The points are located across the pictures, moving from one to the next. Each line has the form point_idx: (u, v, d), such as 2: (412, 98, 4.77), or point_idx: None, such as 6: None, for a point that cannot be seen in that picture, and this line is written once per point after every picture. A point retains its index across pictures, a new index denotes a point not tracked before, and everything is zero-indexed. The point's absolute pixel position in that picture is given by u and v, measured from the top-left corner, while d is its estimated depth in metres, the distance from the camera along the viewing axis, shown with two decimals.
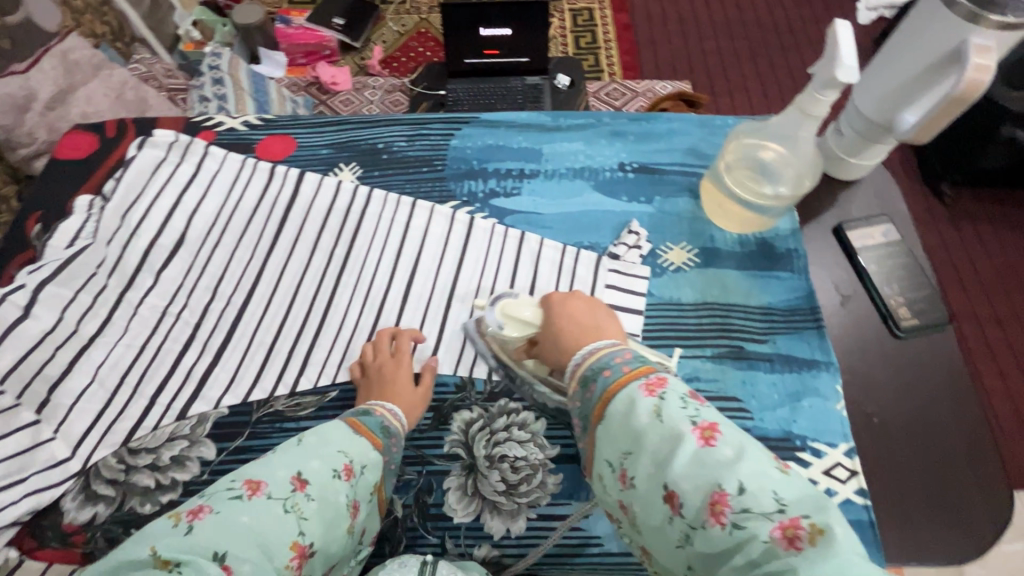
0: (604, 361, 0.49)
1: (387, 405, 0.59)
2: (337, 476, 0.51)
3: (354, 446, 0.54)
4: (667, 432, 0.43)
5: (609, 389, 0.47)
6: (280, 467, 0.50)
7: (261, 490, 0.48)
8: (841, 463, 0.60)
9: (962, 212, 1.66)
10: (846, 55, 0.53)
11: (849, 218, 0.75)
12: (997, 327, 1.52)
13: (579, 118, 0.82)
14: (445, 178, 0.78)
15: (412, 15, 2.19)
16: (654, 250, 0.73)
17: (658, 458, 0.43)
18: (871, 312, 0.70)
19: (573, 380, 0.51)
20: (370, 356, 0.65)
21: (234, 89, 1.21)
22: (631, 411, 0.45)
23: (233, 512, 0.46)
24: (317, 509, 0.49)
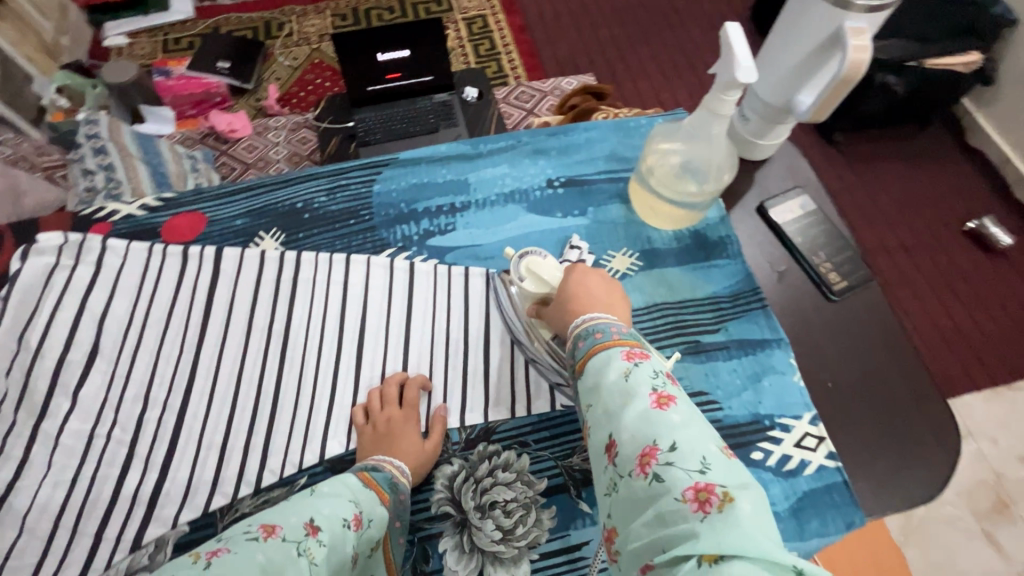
0: (597, 326, 0.51)
1: (396, 461, 0.57)
2: (347, 525, 0.49)
3: (364, 497, 0.52)
4: (625, 389, 0.45)
5: (592, 348, 0.50)
6: (294, 513, 0.48)
7: (276, 533, 0.46)
8: (808, 432, 0.63)
9: (857, 156, 1.82)
10: (742, 55, 0.54)
11: (768, 196, 0.79)
12: (908, 252, 1.69)
13: (499, 141, 0.82)
14: (375, 226, 0.75)
15: (302, 46, 2.11)
16: (598, 261, 0.73)
17: (610, 410, 0.45)
18: (806, 282, 0.74)
19: (568, 336, 0.53)
20: (378, 403, 0.63)
21: (121, 157, 1.11)
22: (603, 368, 0.48)
23: (249, 551, 0.44)
24: (326, 557, 0.46)
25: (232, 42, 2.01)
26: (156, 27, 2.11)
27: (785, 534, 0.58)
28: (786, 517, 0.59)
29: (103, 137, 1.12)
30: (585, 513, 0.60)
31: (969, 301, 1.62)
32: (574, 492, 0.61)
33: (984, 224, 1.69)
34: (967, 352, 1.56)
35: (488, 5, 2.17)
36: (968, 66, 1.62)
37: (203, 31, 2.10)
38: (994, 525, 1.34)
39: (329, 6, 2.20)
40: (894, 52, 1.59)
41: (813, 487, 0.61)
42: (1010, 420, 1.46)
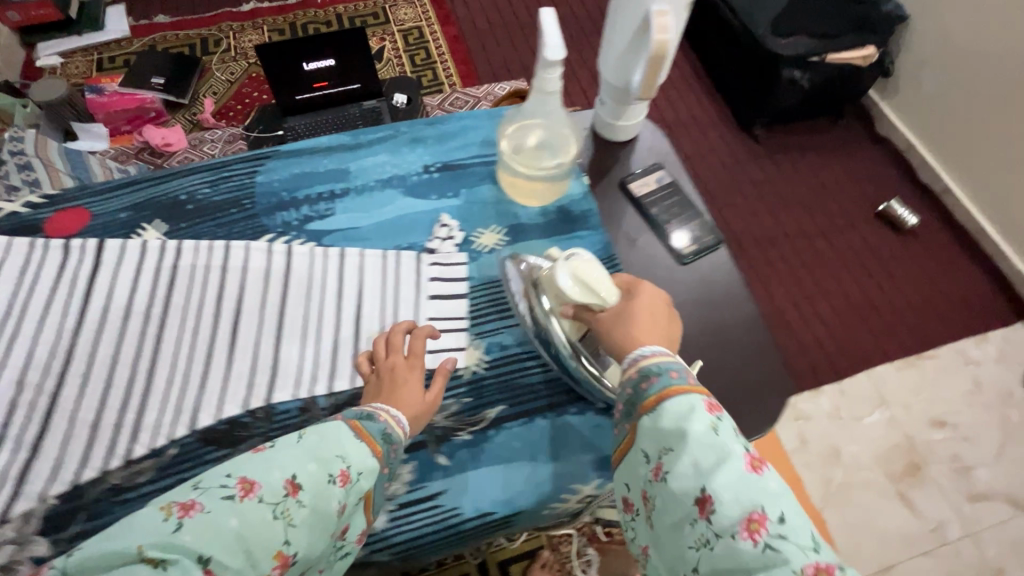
0: (670, 365, 0.54)
1: (393, 412, 0.59)
2: (333, 481, 0.50)
3: (352, 450, 0.53)
4: (717, 444, 0.48)
5: (668, 389, 0.52)
6: (275, 468, 0.49)
7: (254, 492, 0.47)
8: None
9: (776, 147, 1.93)
10: (551, 36, 0.61)
11: (629, 174, 0.86)
12: (824, 236, 1.78)
13: (379, 132, 0.87)
14: (256, 214, 0.79)
15: (239, 61, 2.14)
16: (468, 237, 0.78)
17: (697, 462, 0.48)
18: (661, 248, 0.80)
19: (629, 365, 0.56)
20: (383, 351, 0.66)
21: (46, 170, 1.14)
22: (689, 419, 0.50)
23: (223, 512, 0.45)
24: (307, 516, 0.48)
25: (170, 60, 2.04)
26: (91, 46, 2.12)
27: None
28: None
29: (29, 152, 1.14)
30: (442, 466, 0.63)
31: (883, 280, 1.72)
32: (432, 448, 0.64)
33: (893, 207, 1.78)
34: (880, 326, 1.64)
35: (424, 17, 2.25)
36: (867, 58, 1.73)
37: (139, 48, 2.12)
38: (908, 486, 1.43)
39: (266, 22, 2.24)
40: (797, 49, 1.70)
41: None
42: (921, 387, 1.55)
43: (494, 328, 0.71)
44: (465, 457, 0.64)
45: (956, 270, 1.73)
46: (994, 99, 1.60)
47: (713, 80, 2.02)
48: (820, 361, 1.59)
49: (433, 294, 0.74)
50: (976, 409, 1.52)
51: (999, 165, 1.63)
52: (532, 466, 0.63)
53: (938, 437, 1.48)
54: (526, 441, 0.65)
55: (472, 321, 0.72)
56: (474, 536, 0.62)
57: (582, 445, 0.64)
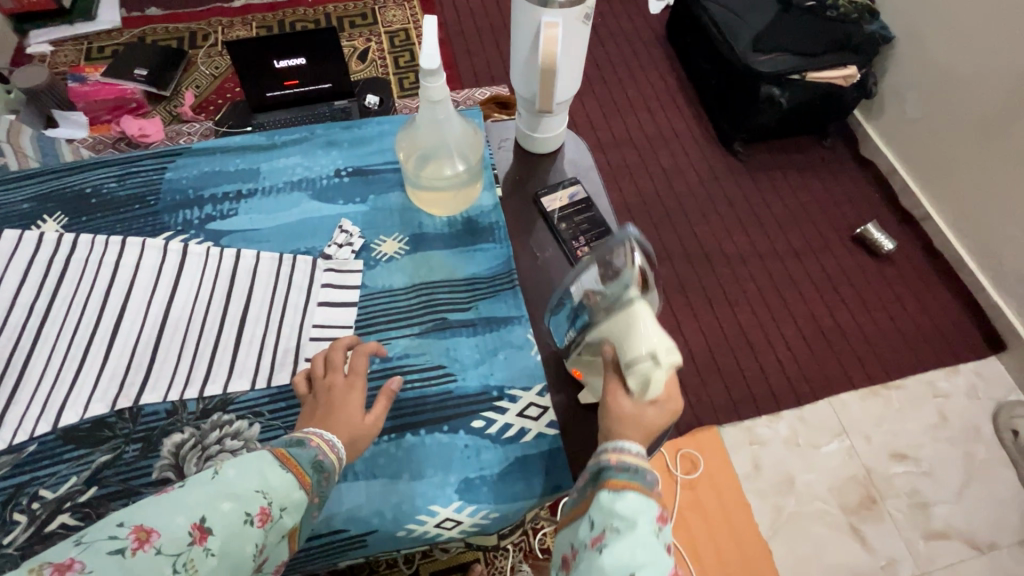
0: (646, 466, 0.52)
1: (324, 435, 0.54)
2: (250, 522, 0.44)
3: (274, 484, 0.47)
4: (657, 546, 0.46)
5: (635, 480, 0.50)
6: (179, 512, 0.42)
7: (151, 542, 0.40)
8: (533, 402, 0.66)
9: (756, 165, 1.82)
10: (428, 42, 0.59)
11: (545, 187, 0.84)
12: (798, 255, 1.66)
13: (295, 133, 0.86)
14: (158, 211, 0.78)
15: (225, 56, 2.16)
16: (368, 244, 0.77)
17: (635, 553, 0.45)
18: (565, 263, 0.77)
19: (607, 445, 0.53)
20: (320, 369, 0.61)
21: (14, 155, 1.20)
22: (642, 515, 0.48)
23: (111, 569, 0.38)
24: (215, 567, 0.41)
25: (158, 54, 2.07)
26: (81, 36, 2.15)
27: (488, 495, 0.61)
28: (493, 482, 0.62)
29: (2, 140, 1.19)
30: None
31: (858, 307, 1.57)
32: None
33: (870, 230, 1.65)
34: (851, 358, 1.50)
35: (411, 20, 2.25)
36: (846, 79, 1.64)
37: (128, 40, 2.14)
38: (862, 520, 1.30)
39: (256, 18, 2.25)
40: (777, 66, 1.61)
41: (528, 453, 0.64)
42: (886, 418, 1.42)
43: (380, 340, 0.70)
44: None
45: (935, 299, 1.58)
46: (981, 116, 1.46)
47: (696, 92, 1.94)
48: (781, 387, 1.45)
49: (323, 301, 0.72)
50: (942, 443, 1.39)
51: (977, 186, 1.50)
52: (394, 483, 0.62)
53: (897, 470, 1.36)
54: (392, 458, 0.63)
55: (359, 330, 0.71)
56: (328, 552, 0.61)
57: (449, 465, 0.63)
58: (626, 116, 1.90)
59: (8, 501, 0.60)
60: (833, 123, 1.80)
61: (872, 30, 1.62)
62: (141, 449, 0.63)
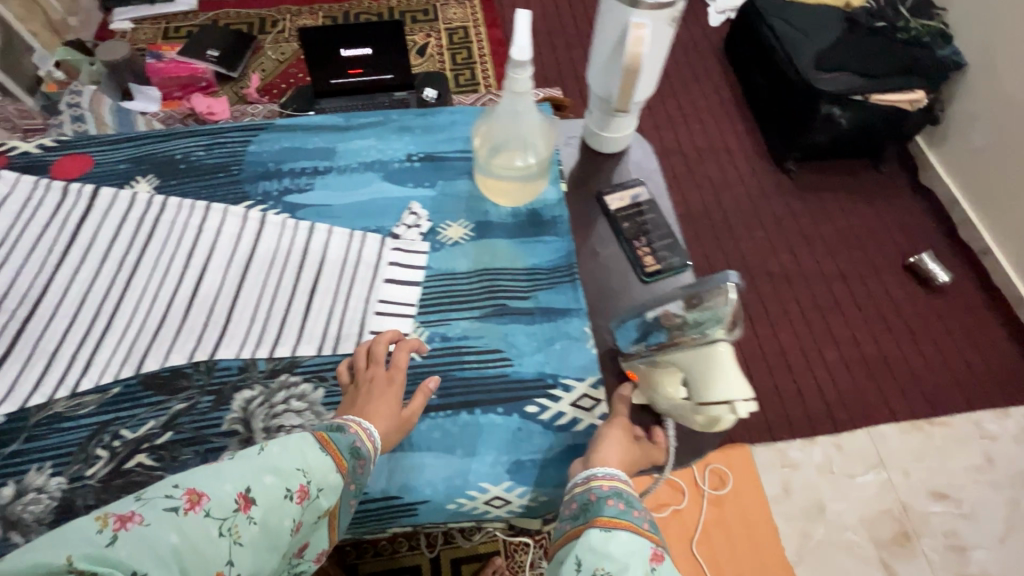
0: (633, 503, 0.56)
1: (362, 423, 0.59)
2: (289, 497, 0.48)
3: (314, 464, 0.52)
4: None
5: (624, 518, 0.53)
6: (227, 481, 0.47)
7: (201, 505, 0.44)
8: (587, 394, 0.68)
9: (807, 184, 1.79)
10: (519, 36, 0.61)
11: (609, 187, 0.85)
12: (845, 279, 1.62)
13: (371, 117, 0.89)
14: (240, 180, 0.83)
15: (291, 43, 2.24)
16: (434, 228, 0.79)
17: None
18: (624, 263, 0.78)
19: (596, 483, 0.57)
20: (363, 362, 0.66)
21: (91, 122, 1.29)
22: (634, 555, 0.50)
23: (164, 525, 0.42)
24: (255, 535, 0.45)
25: (230, 36, 2.17)
26: (160, 15, 2.27)
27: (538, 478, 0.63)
28: (544, 467, 0.64)
29: (82, 106, 1.32)
30: None
31: (904, 336, 1.53)
32: None
33: (924, 260, 1.60)
34: (892, 387, 1.46)
35: (471, 19, 2.30)
36: (913, 104, 1.60)
37: (203, 22, 2.25)
38: (894, 556, 1.26)
39: (323, 8, 2.34)
40: (840, 85, 1.57)
41: (578, 443, 0.65)
42: (928, 455, 1.37)
43: (440, 320, 0.72)
44: None
45: (987, 337, 1.53)
46: None
47: (751, 107, 1.92)
48: (818, 411, 1.42)
49: (389, 278, 0.75)
50: (986, 487, 1.33)
51: None
52: (447, 457, 0.64)
53: (935, 509, 1.31)
54: (447, 433, 0.65)
55: (422, 309, 0.73)
56: (378, 519, 0.63)
57: (502, 446, 0.64)
58: (679, 126, 1.89)
59: (90, 437, 0.64)
60: (891, 148, 1.76)
61: (944, 56, 1.57)
62: (213, 401, 0.67)
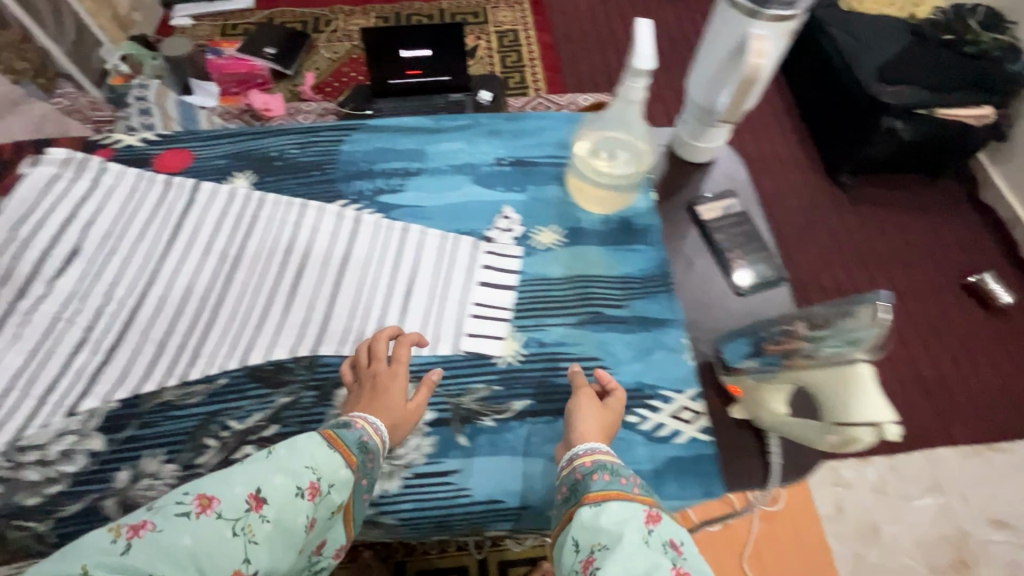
0: (618, 471, 0.56)
1: (369, 419, 0.60)
2: (300, 494, 0.52)
3: (324, 462, 0.55)
4: (647, 556, 0.47)
5: (611, 489, 0.53)
6: (238, 483, 0.50)
7: (212, 507, 0.48)
8: (686, 406, 0.67)
9: (863, 198, 1.74)
10: (642, 46, 0.61)
11: (699, 197, 0.84)
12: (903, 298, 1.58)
13: (460, 120, 0.90)
14: (334, 179, 0.84)
15: (344, 42, 2.27)
16: (526, 233, 0.80)
17: (629, 566, 0.46)
18: (718, 275, 0.78)
19: (575, 459, 0.58)
20: (365, 360, 0.66)
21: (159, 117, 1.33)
22: (627, 524, 0.50)
23: (180, 529, 0.46)
24: (269, 532, 0.49)
25: (285, 34, 2.20)
26: (217, 13, 2.32)
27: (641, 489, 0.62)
28: (646, 477, 0.63)
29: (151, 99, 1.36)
30: (460, 446, 0.65)
31: (963, 358, 1.48)
32: (454, 427, 0.66)
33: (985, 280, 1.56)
34: (952, 409, 1.41)
35: (521, 22, 2.30)
36: (980, 119, 1.56)
37: (259, 20, 2.30)
38: None
39: (375, 9, 2.37)
40: (905, 98, 1.54)
41: (680, 455, 0.64)
42: (993, 482, 1.31)
43: (536, 324, 0.73)
44: (485, 442, 0.65)
45: None
46: None
47: (805, 118, 1.89)
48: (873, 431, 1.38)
49: (483, 281, 0.76)
50: None
51: None
52: (548, 463, 0.64)
53: (997, 538, 1.26)
54: (546, 438, 0.65)
55: (517, 314, 0.73)
56: (479, 523, 0.63)
57: None
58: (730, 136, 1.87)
59: (199, 427, 0.65)
60: (952, 164, 1.71)
61: (1016, 71, 1.52)
62: (316, 397, 0.68)
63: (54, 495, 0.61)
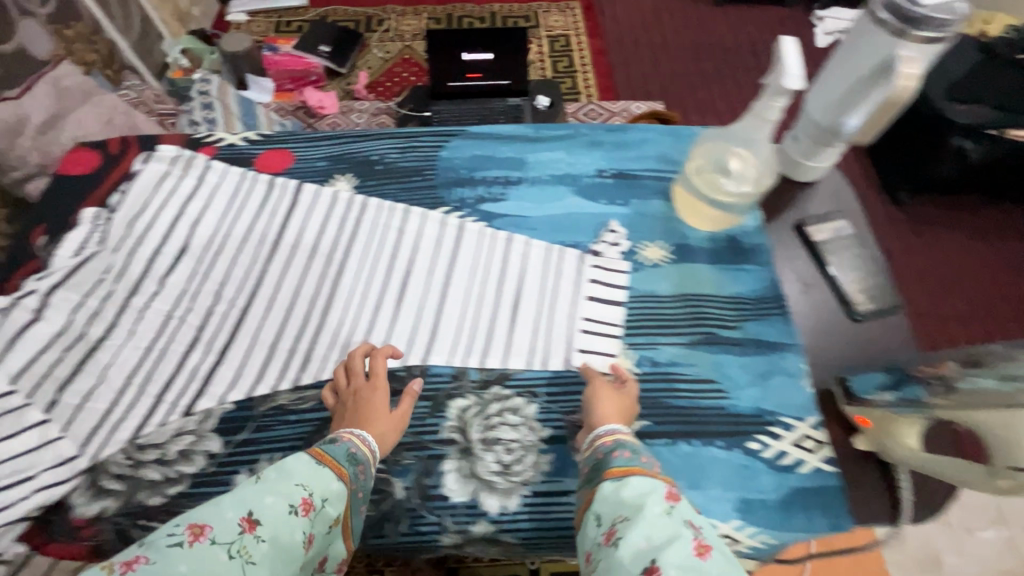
0: (633, 447, 0.58)
1: (356, 431, 0.60)
2: (294, 511, 0.51)
3: (315, 478, 0.55)
4: (668, 528, 0.49)
5: (630, 465, 0.55)
6: (228, 508, 0.50)
7: (204, 535, 0.48)
8: (809, 435, 0.65)
9: (922, 218, 1.62)
10: (792, 64, 0.60)
11: (807, 216, 0.82)
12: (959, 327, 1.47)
13: (560, 130, 0.89)
14: (436, 186, 0.83)
15: (396, 42, 2.28)
16: (633, 247, 0.78)
17: (652, 536, 0.49)
18: (831, 299, 0.76)
19: (597, 438, 0.59)
20: (344, 379, 0.66)
21: (222, 113, 1.32)
22: (649, 496, 0.52)
23: (175, 559, 0.46)
24: (266, 552, 0.49)
25: (337, 32, 2.21)
26: (273, 9, 2.33)
27: (766, 519, 0.60)
28: (773, 507, 0.61)
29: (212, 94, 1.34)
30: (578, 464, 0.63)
31: None
32: (572, 445, 0.64)
33: None
34: None
35: (573, 27, 2.26)
36: None
37: (313, 18, 2.31)
38: None
39: (427, 10, 2.37)
40: (974, 116, 1.40)
41: (805, 486, 0.62)
42: None
43: (646, 343, 0.71)
44: None
45: None
46: None
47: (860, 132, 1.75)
48: None
49: (592, 296, 0.74)
50: None
51: None
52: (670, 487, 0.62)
53: None
54: (667, 462, 0.63)
55: (627, 331, 0.72)
56: None
57: (726, 482, 0.62)
58: None
59: (315, 432, 0.65)
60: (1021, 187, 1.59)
61: None
62: (429, 407, 0.67)
63: (175, 495, 0.61)
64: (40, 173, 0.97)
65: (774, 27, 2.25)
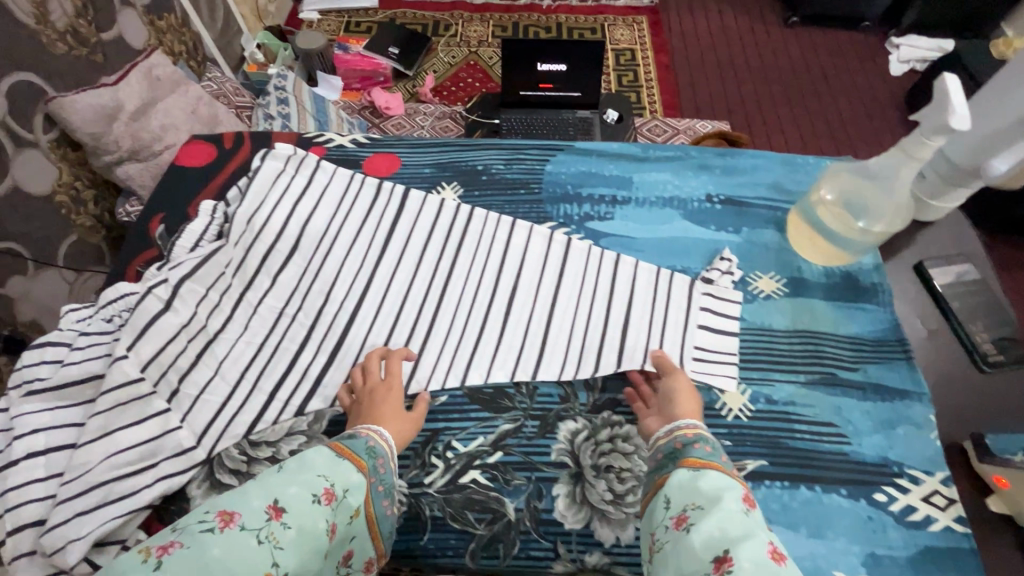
0: (711, 442, 0.54)
1: (372, 427, 0.58)
2: (318, 500, 0.48)
3: (336, 470, 0.51)
4: (743, 525, 0.45)
5: (709, 459, 0.52)
6: (256, 495, 0.47)
7: (234, 522, 0.45)
8: (939, 490, 0.61)
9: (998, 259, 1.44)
10: (958, 104, 0.58)
11: (928, 256, 0.79)
12: None
13: (667, 151, 0.88)
14: (541, 201, 0.83)
15: (462, 48, 2.29)
16: (745, 277, 0.76)
17: (726, 528, 0.44)
18: (956, 347, 0.73)
19: (674, 430, 0.57)
20: (360, 380, 0.65)
21: (297, 108, 1.32)
22: (729, 491, 0.48)
23: (206, 545, 0.43)
24: (293, 538, 0.45)
25: (404, 33, 2.23)
26: (344, 10, 2.37)
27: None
28: (903, 565, 0.58)
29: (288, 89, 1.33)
30: None
31: None
32: None
33: None
34: None
35: (639, 42, 2.22)
36: None
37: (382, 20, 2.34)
38: None
39: (493, 17, 2.37)
40: None
41: (936, 546, 0.59)
42: None
43: (760, 379, 0.69)
44: None
45: None
46: None
47: None
48: None
49: (704, 325, 0.72)
50: None
51: None
52: (793, 535, 0.59)
53: None
54: (787, 507, 0.60)
55: (740, 364, 0.70)
56: None
57: (852, 534, 0.59)
58: None
59: (425, 443, 0.64)
60: None
61: None
62: (538, 427, 0.66)
63: None
64: (130, 157, 0.98)
65: (847, 52, 2.16)
